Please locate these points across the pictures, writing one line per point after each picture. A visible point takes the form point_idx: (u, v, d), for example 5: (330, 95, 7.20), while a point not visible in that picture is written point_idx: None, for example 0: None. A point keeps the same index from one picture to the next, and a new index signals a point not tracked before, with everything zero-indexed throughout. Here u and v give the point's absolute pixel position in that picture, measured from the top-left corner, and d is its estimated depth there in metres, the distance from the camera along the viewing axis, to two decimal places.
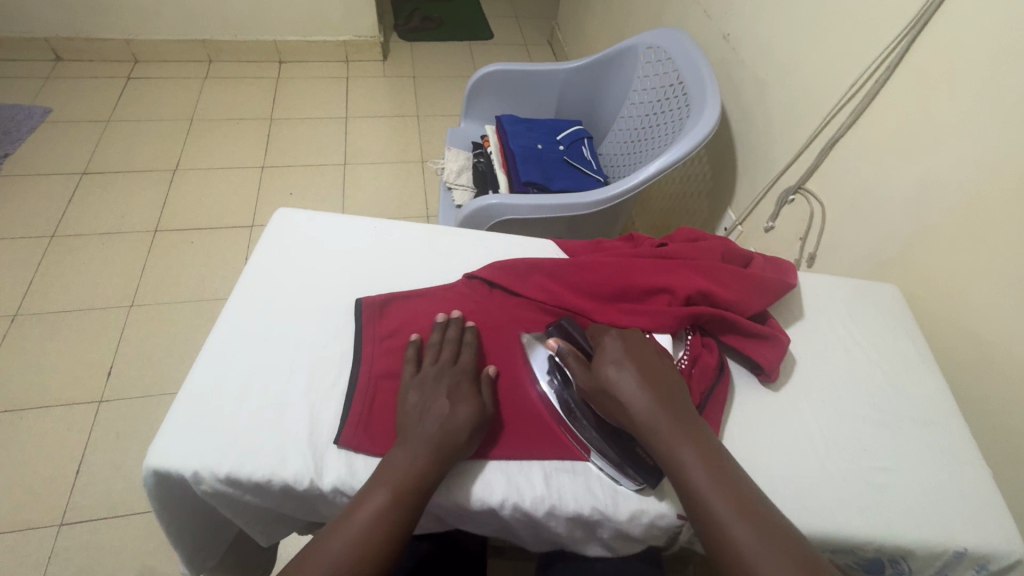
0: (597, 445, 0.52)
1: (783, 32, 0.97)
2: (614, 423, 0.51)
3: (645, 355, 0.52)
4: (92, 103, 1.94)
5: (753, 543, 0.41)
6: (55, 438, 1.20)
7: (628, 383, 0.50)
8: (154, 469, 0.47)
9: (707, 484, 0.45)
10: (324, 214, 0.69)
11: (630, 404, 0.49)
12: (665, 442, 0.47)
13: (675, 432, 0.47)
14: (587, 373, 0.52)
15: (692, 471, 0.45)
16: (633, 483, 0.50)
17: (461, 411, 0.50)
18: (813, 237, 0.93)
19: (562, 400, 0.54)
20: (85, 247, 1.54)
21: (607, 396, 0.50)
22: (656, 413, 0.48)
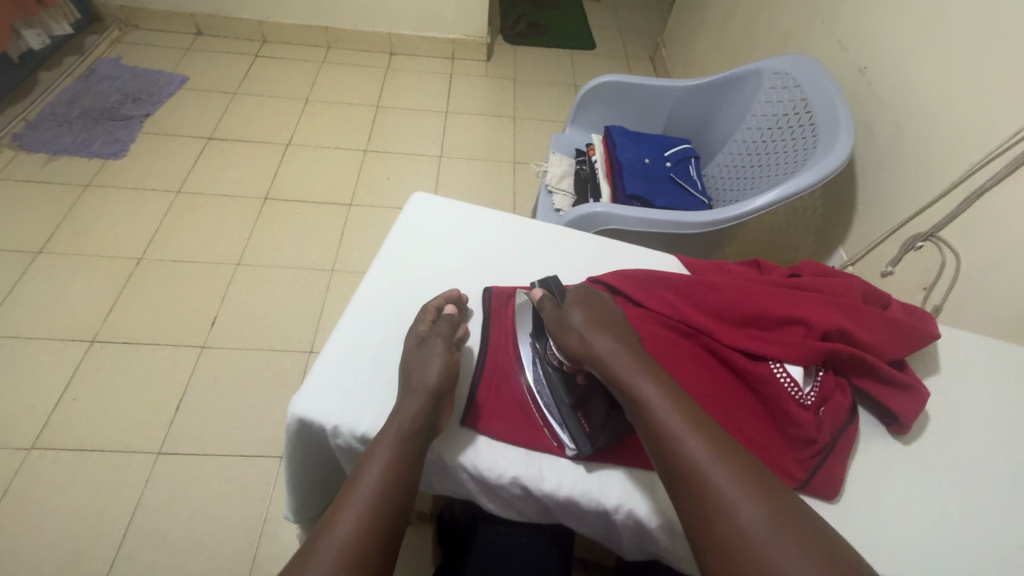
0: (547, 399, 0.55)
1: (932, 70, 0.92)
2: (572, 368, 0.54)
3: (605, 309, 0.56)
4: (223, 76, 2.11)
5: (707, 455, 0.43)
6: (162, 374, 1.32)
7: (590, 327, 0.53)
8: (300, 417, 0.51)
9: (662, 405, 0.46)
10: (457, 203, 0.72)
11: (589, 343, 0.52)
12: (620, 373, 0.49)
13: (631, 363, 0.50)
14: (556, 312, 0.56)
15: (647, 394, 0.47)
16: (569, 441, 0.52)
17: (433, 363, 0.52)
18: (940, 289, 0.88)
19: (534, 362, 0.57)
20: (204, 205, 1.68)
21: (569, 333, 0.54)
22: (620, 352, 0.51)
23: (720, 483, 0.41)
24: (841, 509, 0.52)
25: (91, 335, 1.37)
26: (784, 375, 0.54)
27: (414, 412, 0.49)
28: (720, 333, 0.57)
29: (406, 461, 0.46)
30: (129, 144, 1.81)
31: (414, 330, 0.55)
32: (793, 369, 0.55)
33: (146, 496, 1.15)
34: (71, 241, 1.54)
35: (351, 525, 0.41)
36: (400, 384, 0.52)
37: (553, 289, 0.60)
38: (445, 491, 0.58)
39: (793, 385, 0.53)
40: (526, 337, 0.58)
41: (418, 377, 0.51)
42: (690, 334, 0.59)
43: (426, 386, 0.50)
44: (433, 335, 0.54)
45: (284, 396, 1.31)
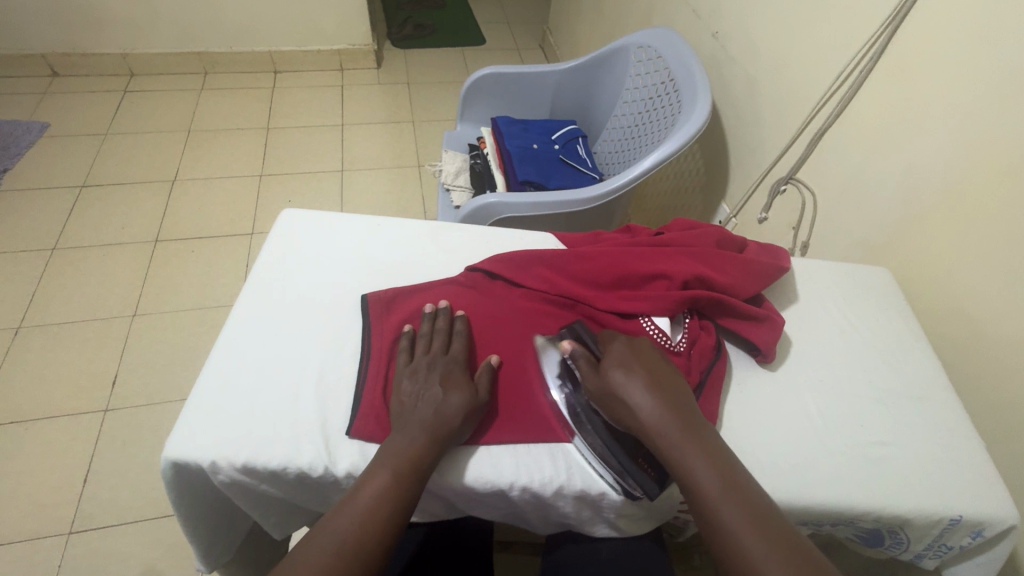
0: (600, 448, 0.51)
1: (769, 28, 1.00)
2: (622, 428, 0.51)
3: (648, 360, 0.53)
4: (90, 117, 1.95)
5: (761, 552, 0.41)
6: (61, 447, 1.21)
7: (632, 384, 0.50)
8: (172, 460, 0.49)
9: (687, 446, 0.47)
10: (328, 214, 0.70)
11: (634, 405, 0.49)
12: (667, 446, 0.47)
13: (680, 434, 0.47)
14: (594, 373, 0.52)
15: (700, 476, 0.45)
16: (635, 488, 0.50)
17: (453, 395, 0.51)
18: (806, 226, 0.96)
19: (574, 410, 0.53)
20: (86, 258, 1.55)
21: (611, 397, 0.50)
22: (664, 418, 0.48)
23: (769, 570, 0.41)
24: None
25: None
26: (653, 328, 0.57)
27: (429, 415, 0.50)
28: (595, 300, 0.60)
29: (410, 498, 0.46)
30: None
31: (425, 330, 0.57)
32: (661, 321, 0.58)
33: None
34: None
35: (359, 516, 0.45)
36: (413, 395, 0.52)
37: (585, 339, 0.56)
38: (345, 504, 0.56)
39: (662, 337, 0.57)
40: (555, 380, 0.55)
41: (442, 388, 0.52)
42: (569, 305, 0.61)
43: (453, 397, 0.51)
44: (454, 350, 0.55)
45: None
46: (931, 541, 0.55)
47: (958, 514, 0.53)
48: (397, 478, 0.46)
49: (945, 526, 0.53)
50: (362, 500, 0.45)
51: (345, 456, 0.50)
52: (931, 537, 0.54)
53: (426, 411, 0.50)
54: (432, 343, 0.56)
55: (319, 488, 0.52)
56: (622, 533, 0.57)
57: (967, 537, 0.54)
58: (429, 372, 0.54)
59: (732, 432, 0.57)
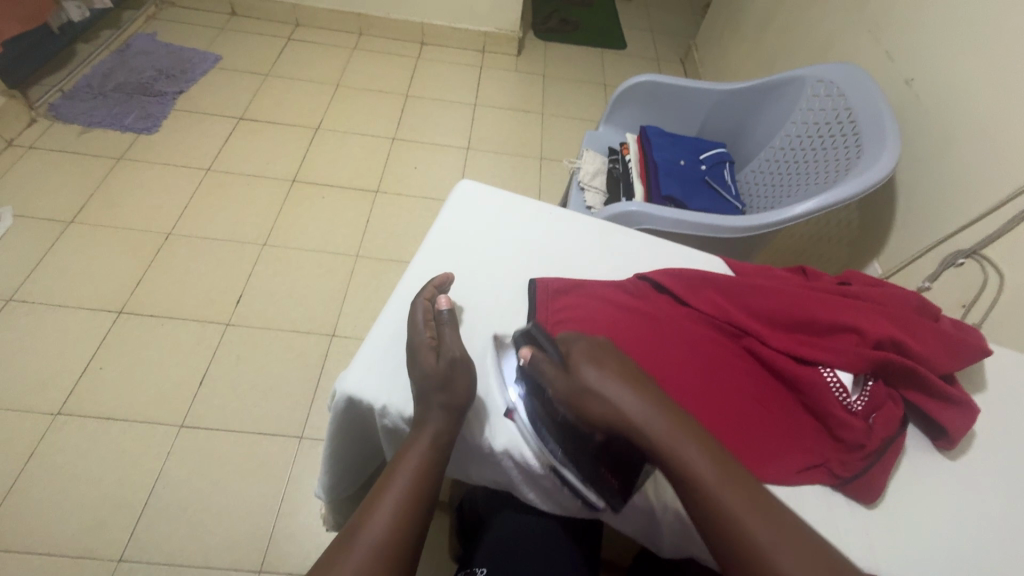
0: (559, 455, 0.51)
1: (983, 87, 0.90)
2: (586, 425, 0.49)
3: (608, 354, 0.51)
4: (257, 57, 2.13)
5: (773, 541, 0.40)
6: (187, 348, 1.34)
7: (605, 381, 0.48)
8: (348, 394, 0.52)
9: (670, 438, 0.45)
10: (501, 192, 0.72)
11: (615, 403, 0.47)
12: (660, 441, 0.45)
13: (669, 429, 0.45)
14: (559, 374, 0.50)
15: (693, 462, 0.44)
16: (598, 497, 0.51)
17: (458, 376, 0.50)
18: (980, 307, 0.87)
19: (532, 416, 0.52)
20: (233, 184, 1.70)
21: (587, 396, 0.47)
22: (648, 413, 0.46)
23: (780, 559, 0.39)
24: (880, 517, 0.52)
25: (119, 307, 1.39)
26: (834, 380, 0.53)
27: (439, 420, 0.48)
28: (770, 337, 0.57)
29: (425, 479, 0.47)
30: (162, 119, 1.83)
31: (422, 338, 0.52)
32: (843, 375, 0.54)
33: (168, 468, 1.17)
34: (102, 213, 1.56)
35: (390, 509, 0.44)
36: (417, 396, 0.50)
37: (541, 340, 0.54)
38: (484, 480, 0.58)
39: (842, 392, 0.53)
40: (520, 389, 0.53)
41: (444, 395, 0.49)
42: (735, 336, 0.59)
43: (454, 403, 0.49)
44: (448, 349, 0.52)
45: (304, 378, 1.32)
46: None
47: None
48: (423, 469, 0.47)
49: None
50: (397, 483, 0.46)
51: (503, 435, 0.52)
52: None
53: (440, 420, 0.48)
54: (421, 352, 0.51)
55: (467, 455, 0.55)
56: None
57: None
58: (424, 380, 0.50)
59: (895, 514, 0.52)
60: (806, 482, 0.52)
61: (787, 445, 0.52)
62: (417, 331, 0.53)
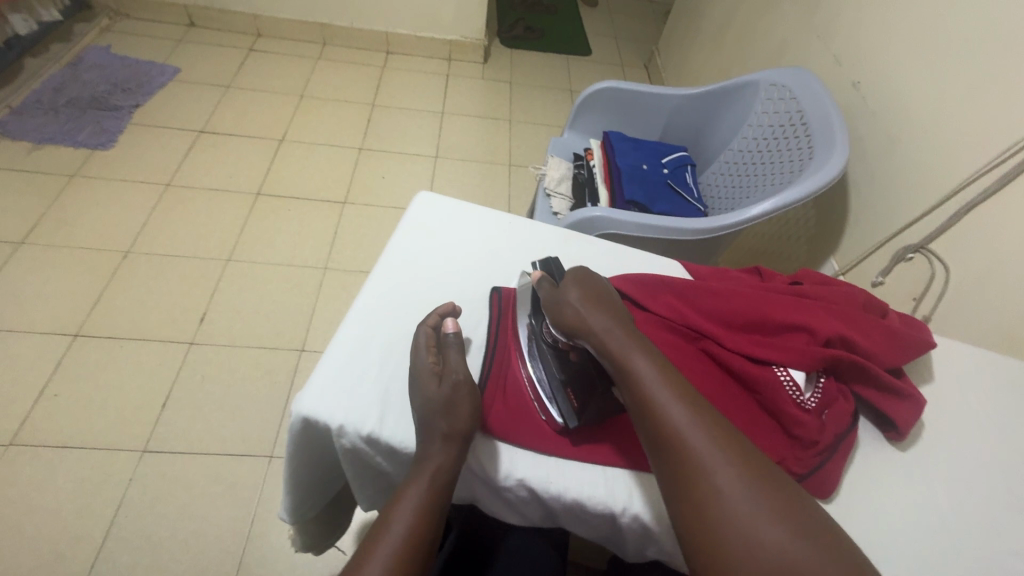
0: (541, 373, 0.55)
1: (922, 88, 0.95)
2: (568, 340, 0.54)
3: (600, 289, 0.56)
4: (217, 68, 2.08)
5: (713, 454, 0.41)
6: (149, 370, 1.30)
7: (585, 304, 0.53)
8: (304, 415, 0.51)
9: (621, 343, 0.49)
10: (460, 202, 0.72)
11: (584, 317, 0.52)
12: (616, 347, 0.49)
13: (623, 341, 0.50)
14: (552, 290, 0.57)
15: (643, 374, 0.47)
16: (557, 415, 0.53)
17: (462, 406, 0.50)
18: (930, 299, 0.90)
19: (534, 337, 0.57)
20: (195, 199, 1.66)
21: (565, 307, 0.54)
22: (610, 326, 0.51)
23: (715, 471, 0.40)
24: (835, 511, 0.53)
25: (75, 329, 1.34)
26: (787, 379, 0.55)
27: (442, 455, 0.47)
28: (725, 339, 0.58)
29: (431, 513, 0.45)
30: (118, 134, 1.78)
31: (425, 363, 0.52)
32: (795, 374, 0.55)
33: (130, 496, 1.12)
34: (55, 232, 1.51)
35: (390, 549, 0.43)
36: (419, 425, 0.49)
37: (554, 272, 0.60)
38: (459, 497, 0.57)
39: (795, 390, 0.54)
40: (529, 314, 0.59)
41: (446, 423, 0.48)
42: (693, 338, 0.60)
43: (457, 432, 0.48)
44: (451, 373, 0.51)
45: (272, 395, 1.29)
46: None
47: None
48: (424, 510, 0.45)
49: None
50: (402, 514, 0.44)
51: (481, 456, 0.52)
52: None
53: (446, 451, 0.48)
54: (423, 379, 0.51)
55: None
56: None
57: None
58: (428, 408, 0.49)
59: (853, 504, 0.54)
60: None
61: None
62: (419, 358, 0.52)
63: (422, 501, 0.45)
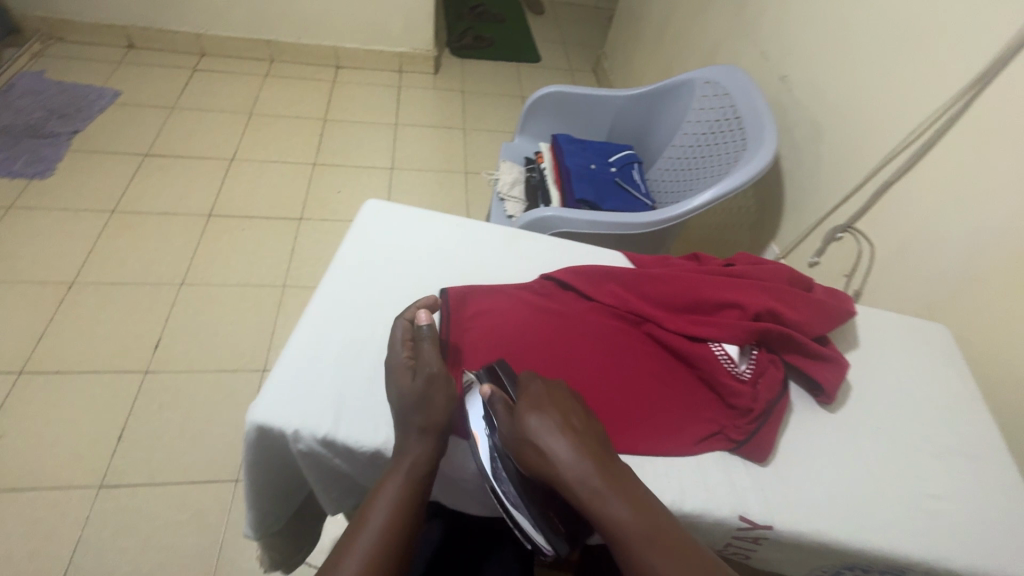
0: (512, 498, 0.49)
1: (840, 80, 1.02)
2: (534, 475, 0.48)
3: (561, 401, 0.50)
4: (160, 90, 2.04)
5: None
6: (102, 402, 1.25)
7: (548, 431, 0.47)
8: (258, 423, 0.51)
9: (599, 492, 0.44)
10: (408, 207, 0.73)
11: (550, 452, 0.46)
12: (593, 499, 0.44)
13: (594, 481, 0.45)
14: (509, 416, 0.50)
15: (626, 526, 0.43)
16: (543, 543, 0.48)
17: (436, 395, 0.51)
18: (859, 275, 0.96)
19: (493, 456, 0.51)
20: (143, 224, 1.61)
21: (527, 443, 0.47)
22: (583, 467, 0.45)
23: None
24: (772, 472, 0.56)
25: (19, 366, 1.28)
26: (722, 353, 0.59)
27: (418, 447, 0.49)
28: (665, 320, 0.61)
29: (411, 502, 0.47)
30: (56, 162, 1.72)
31: (400, 357, 0.54)
32: (730, 347, 0.59)
33: (87, 534, 1.08)
34: None
35: (374, 538, 0.44)
36: (396, 417, 0.51)
37: (502, 380, 0.54)
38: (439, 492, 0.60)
39: (730, 363, 0.58)
40: (483, 428, 0.52)
41: (421, 416, 0.50)
42: (637, 322, 0.63)
43: (433, 423, 0.50)
44: (424, 365, 0.52)
45: (235, 417, 1.27)
46: None
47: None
48: (403, 499, 0.46)
49: None
50: (382, 506, 0.46)
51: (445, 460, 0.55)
52: None
53: (422, 442, 0.49)
54: (398, 373, 0.52)
55: None
56: None
57: None
58: (404, 400, 0.51)
59: (788, 464, 0.58)
60: (707, 450, 0.56)
61: (687, 417, 0.56)
62: (395, 353, 0.54)
63: (400, 491, 0.47)
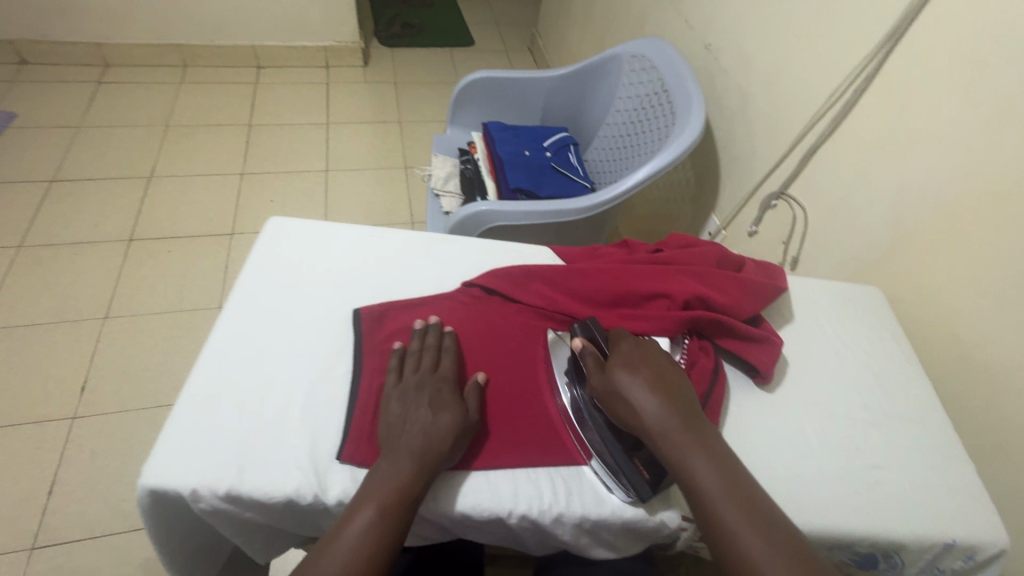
0: (598, 446, 0.52)
1: (762, 45, 1.00)
2: (625, 428, 0.51)
3: (649, 357, 0.53)
4: (61, 108, 1.87)
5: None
6: (25, 457, 1.15)
7: (637, 385, 0.50)
8: (149, 488, 0.46)
9: (682, 445, 0.47)
10: (315, 223, 0.68)
11: (639, 407, 0.49)
12: (674, 450, 0.47)
13: (683, 439, 0.48)
14: (600, 373, 0.52)
15: (701, 478, 0.46)
16: (625, 488, 0.51)
17: (443, 419, 0.49)
18: (796, 241, 0.96)
19: (577, 406, 0.54)
20: (55, 257, 1.48)
21: (615, 397, 0.50)
22: (668, 420, 0.49)
23: None
24: None
25: None
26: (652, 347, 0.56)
27: (406, 475, 0.46)
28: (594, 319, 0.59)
29: (390, 532, 0.44)
30: None
31: (418, 370, 0.53)
32: (660, 340, 0.57)
33: None
34: None
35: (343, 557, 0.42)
36: (394, 440, 0.48)
37: (596, 337, 0.56)
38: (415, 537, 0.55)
39: None
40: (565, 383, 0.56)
41: (425, 441, 0.48)
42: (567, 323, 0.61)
43: (438, 451, 0.47)
44: (439, 378, 0.53)
45: None
46: (924, 563, 0.55)
47: (952, 538, 0.53)
48: (380, 531, 0.43)
49: (939, 550, 0.54)
50: (347, 538, 0.43)
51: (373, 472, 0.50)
52: (925, 561, 0.55)
53: (410, 469, 0.46)
54: (421, 389, 0.52)
55: (313, 515, 0.50)
56: (617, 556, 0.55)
57: (959, 559, 0.54)
58: (421, 424, 0.49)
59: None
60: None
61: None
62: (414, 365, 0.54)
63: (374, 521, 0.44)
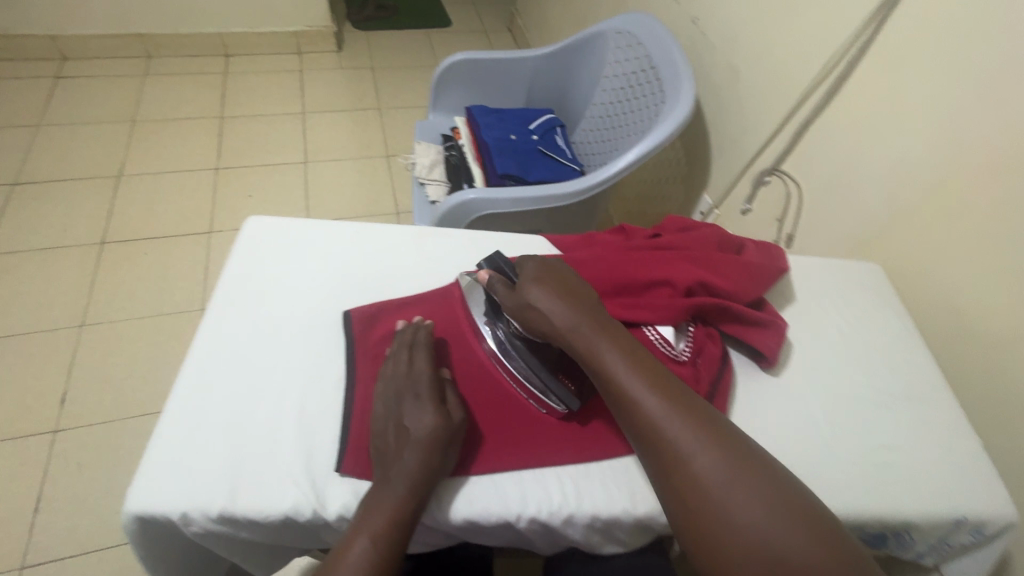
0: (524, 371, 0.53)
1: (750, 17, 0.97)
2: (541, 338, 0.53)
3: (564, 277, 0.55)
4: (18, 106, 1.77)
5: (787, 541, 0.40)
6: (7, 474, 1.11)
7: (546, 296, 0.52)
8: (136, 514, 0.43)
9: (634, 386, 0.48)
10: (298, 221, 0.65)
11: (550, 314, 0.51)
12: (585, 345, 0.50)
13: (594, 333, 0.50)
14: (510, 293, 0.54)
15: (687, 447, 0.44)
16: (557, 404, 0.52)
17: (427, 420, 0.47)
18: (791, 219, 0.95)
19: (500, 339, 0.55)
20: (23, 265, 1.42)
21: (529, 310, 0.52)
22: (576, 318, 0.51)
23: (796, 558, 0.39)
24: None
25: None
26: (657, 337, 0.55)
27: (402, 489, 0.44)
28: None
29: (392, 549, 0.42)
30: None
31: (399, 372, 0.50)
32: (665, 330, 0.56)
33: None
34: None
35: None
36: (388, 452, 0.46)
37: (500, 266, 0.56)
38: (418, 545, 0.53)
39: (667, 346, 0.55)
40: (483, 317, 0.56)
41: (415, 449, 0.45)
42: None
43: (428, 457, 0.45)
44: (417, 382, 0.49)
45: None
46: (934, 540, 0.55)
47: (961, 514, 0.53)
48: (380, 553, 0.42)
49: (949, 526, 0.53)
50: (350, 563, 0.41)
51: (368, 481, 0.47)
52: (935, 537, 0.55)
53: (406, 484, 0.44)
54: (402, 392, 0.49)
55: (314, 531, 0.48)
56: (627, 551, 0.54)
57: (968, 534, 0.54)
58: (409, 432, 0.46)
59: None
60: None
61: None
62: (396, 368, 0.51)
63: (375, 542, 0.42)
